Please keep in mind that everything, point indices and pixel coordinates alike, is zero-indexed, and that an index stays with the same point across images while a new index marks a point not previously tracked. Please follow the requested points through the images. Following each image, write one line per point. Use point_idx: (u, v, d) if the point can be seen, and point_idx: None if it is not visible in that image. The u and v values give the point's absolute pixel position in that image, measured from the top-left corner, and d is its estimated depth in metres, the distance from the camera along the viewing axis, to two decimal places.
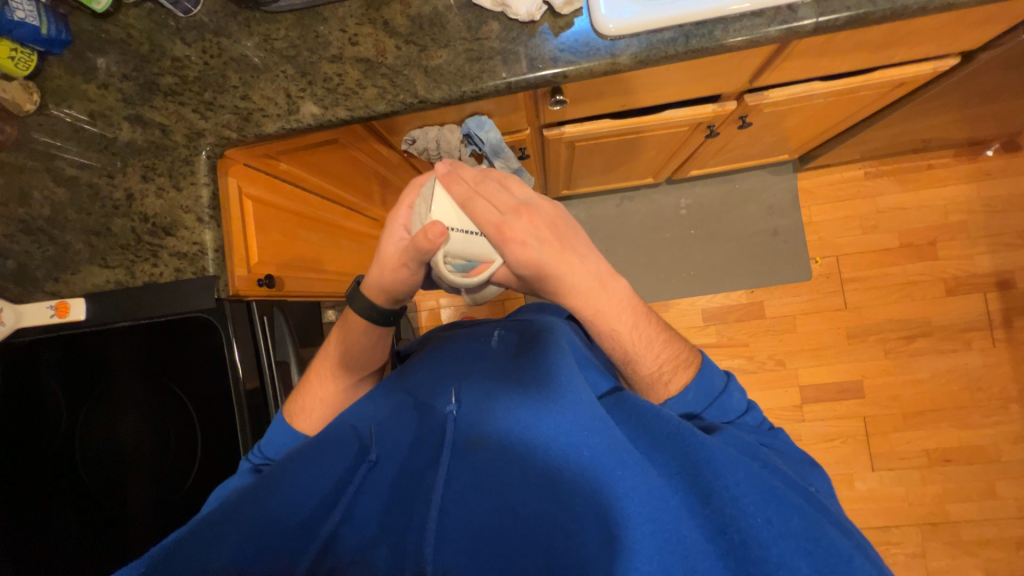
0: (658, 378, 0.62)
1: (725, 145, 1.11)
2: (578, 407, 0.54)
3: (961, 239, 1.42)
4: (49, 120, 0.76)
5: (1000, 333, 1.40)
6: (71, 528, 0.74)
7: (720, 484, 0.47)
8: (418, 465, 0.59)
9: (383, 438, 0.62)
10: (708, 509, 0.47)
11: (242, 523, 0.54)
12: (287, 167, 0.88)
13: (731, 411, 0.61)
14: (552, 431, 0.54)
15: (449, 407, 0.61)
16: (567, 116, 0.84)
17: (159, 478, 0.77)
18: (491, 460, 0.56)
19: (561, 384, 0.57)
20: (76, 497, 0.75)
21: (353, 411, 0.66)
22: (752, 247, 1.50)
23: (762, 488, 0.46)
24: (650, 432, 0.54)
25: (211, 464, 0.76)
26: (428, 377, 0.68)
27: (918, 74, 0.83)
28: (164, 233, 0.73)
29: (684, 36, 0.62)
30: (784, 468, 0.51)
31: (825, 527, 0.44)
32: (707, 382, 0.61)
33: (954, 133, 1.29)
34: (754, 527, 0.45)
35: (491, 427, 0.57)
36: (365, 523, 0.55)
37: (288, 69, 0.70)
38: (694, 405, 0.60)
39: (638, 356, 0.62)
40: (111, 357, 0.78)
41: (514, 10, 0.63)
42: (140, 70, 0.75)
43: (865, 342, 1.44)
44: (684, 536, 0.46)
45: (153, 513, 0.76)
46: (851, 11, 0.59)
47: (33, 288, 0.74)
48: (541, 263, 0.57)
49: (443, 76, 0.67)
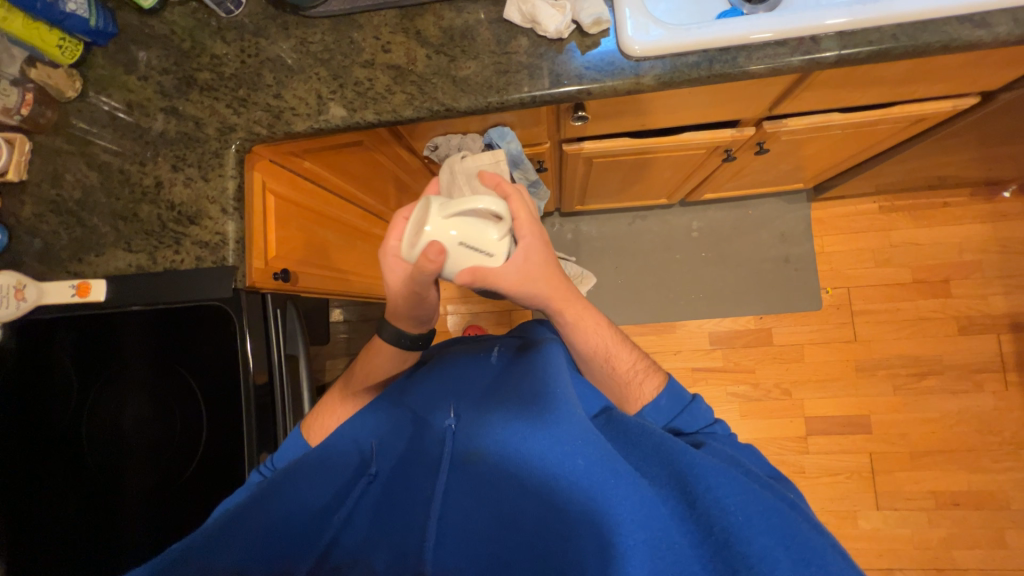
0: (635, 381, 0.65)
1: (741, 170, 1.13)
2: (573, 419, 0.53)
3: (975, 278, 1.41)
4: (88, 106, 0.79)
5: (1014, 377, 1.37)
6: (71, 509, 0.75)
7: (704, 488, 0.45)
8: (417, 473, 0.59)
9: (384, 452, 0.62)
10: (695, 513, 0.45)
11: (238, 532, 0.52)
12: (310, 165, 0.89)
13: (702, 418, 0.63)
14: (548, 443, 0.52)
15: (448, 422, 0.61)
16: (586, 133, 0.85)
17: (152, 468, 0.76)
18: (488, 474, 0.54)
19: (557, 397, 0.55)
20: (77, 480, 0.75)
21: (352, 426, 0.64)
22: (762, 273, 1.50)
23: (744, 489, 0.45)
24: (637, 446, 0.53)
25: (210, 454, 0.75)
26: (428, 390, 0.68)
27: (937, 111, 0.84)
28: (188, 222, 0.74)
29: (708, 61, 0.64)
30: (768, 478, 0.50)
31: (804, 528, 0.43)
32: (674, 393, 0.64)
33: (971, 172, 1.29)
34: (738, 526, 0.43)
35: (487, 441, 0.56)
36: (365, 526, 0.55)
37: (321, 71, 0.72)
38: (667, 411, 0.64)
39: (618, 356, 0.65)
40: (120, 344, 0.77)
41: (543, 27, 0.65)
42: (180, 65, 0.77)
43: (873, 376, 1.42)
44: (673, 543, 0.45)
45: (145, 500, 0.75)
46: (873, 45, 0.61)
47: (56, 267, 0.76)
48: (536, 263, 0.58)
49: (471, 86, 0.68)
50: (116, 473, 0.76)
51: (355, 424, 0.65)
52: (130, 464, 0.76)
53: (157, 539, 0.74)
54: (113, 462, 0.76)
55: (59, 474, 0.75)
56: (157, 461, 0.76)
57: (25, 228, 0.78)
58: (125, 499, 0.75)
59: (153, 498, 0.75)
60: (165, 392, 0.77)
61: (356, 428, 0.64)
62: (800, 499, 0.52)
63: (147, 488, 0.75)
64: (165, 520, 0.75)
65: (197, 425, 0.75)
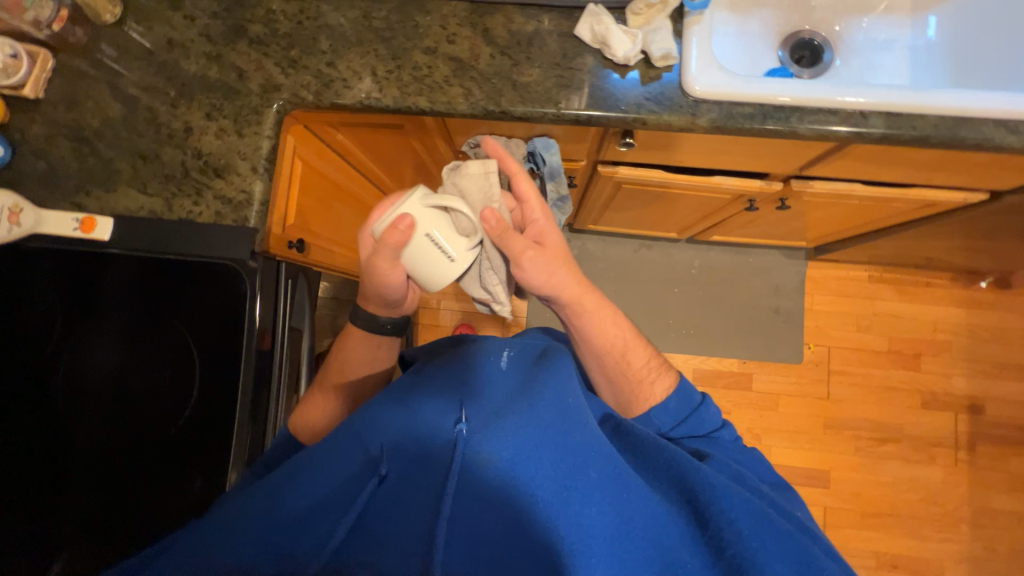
0: (646, 377, 0.71)
1: (756, 220, 1.16)
2: (586, 432, 0.56)
3: (943, 358, 1.50)
4: (124, 34, 0.75)
5: (963, 455, 1.46)
6: (23, 455, 0.69)
7: (718, 509, 0.51)
8: (423, 474, 0.57)
9: (390, 450, 0.59)
10: (706, 535, 0.51)
11: (253, 526, 0.53)
12: (343, 139, 0.87)
13: (708, 422, 0.68)
14: (565, 455, 0.54)
15: (459, 424, 0.57)
16: (625, 158, 0.86)
17: (118, 427, 0.69)
18: (501, 480, 0.53)
19: (568, 407, 0.59)
20: (36, 424, 0.70)
21: (362, 417, 0.63)
22: (752, 320, 1.55)
23: (755, 514, 0.50)
24: (649, 463, 0.58)
25: (185, 423, 0.69)
26: (435, 386, 0.64)
27: (948, 200, 0.89)
28: (214, 174, 0.71)
29: (762, 115, 0.66)
30: (771, 496, 0.55)
31: (808, 549, 0.49)
32: (684, 394, 0.69)
33: (958, 259, 1.38)
34: (749, 548, 0.48)
35: (501, 447, 0.54)
36: (376, 528, 0.54)
37: (380, 49, 0.71)
38: (675, 412, 0.68)
39: (632, 350, 0.72)
40: (108, 287, 0.72)
41: (612, 50, 0.66)
42: (232, 12, 0.74)
43: (838, 435, 1.48)
44: (685, 560, 0.50)
45: (101, 462, 0.68)
46: (915, 131, 0.64)
47: (60, 196, 0.72)
48: (556, 248, 0.70)
49: (530, 94, 0.68)
50: (77, 421, 0.70)
51: (363, 416, 0.63)
52: (92, 413, 0.70)
53: (109, 500, 0.68)
54: (76, 410, 0.70)
55: (15, 414, 0.69)
56: (124, 415, 0.70)
57: (31, 147, 0.73)
58: (82, 451, 0.69)
59: (112, 455, 0.69)
60: (146, 341, 0.71)
61: (361, 421, 0.62)
62: (802, 515, 0.57)
63: (107, 442, 0.69)
64: (121, 481, 0.68)
65: (175, 388, 0.70)
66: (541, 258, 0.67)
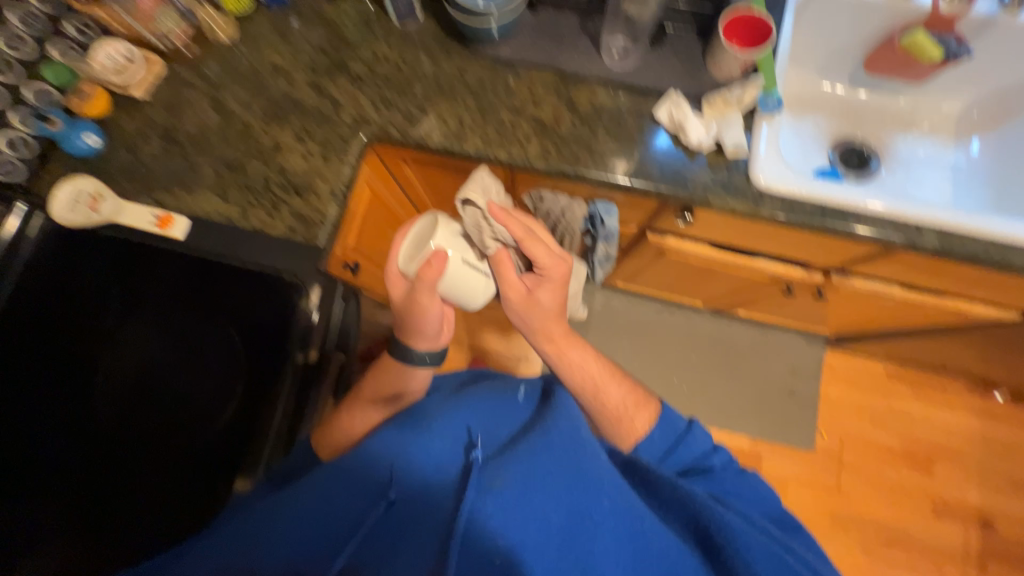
0: (622, 418, 0.71)
1: (785, 303, 1.19)
2: (597, 465, 0.57)
3: (956, 466, 1.48)
4: (230, 53, 0.81)
5: (972, 572, 1.41)
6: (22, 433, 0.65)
7: (743, 560, 0.50)
8: (431, 500, 0.55)
9: (399, 475, 0.58)
10: None
11: (269, 550, 0.52)
12: (411, 173, 0.91)
13: (698, 448, 0.69)
14: (579, 486, 0.53)
15: (473, 450, 0.58)
16: (677, 231, 0.90)
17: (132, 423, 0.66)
18: (507, 504, 0.50)
19: (580, 441, 0.59)
20: (44, 402, 0.66)
21: (384, 441, 0.63)
22: (767, 399, 1.54)
23: (776, 564, 0.50)
24: (661, 502, 0.58)
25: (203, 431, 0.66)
26: (449, 418, 0.65)
27: (981, 314, 0.92)
28: (294, 192, 0.74)
29: (821, 212, 0.70)
30: (796, 549, 0.53)
31: None
32: (669, 422, 0.71)
33: (976, 368, 1.39)
34: None
35: (510, 468, 0.53)
36: (381, 556, 0.51)
37: (469, 101, 0.76)
38: (663, 444, 0.70)
39: (605, 390, 0.72)
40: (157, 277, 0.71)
41: (687, 135, 0.71)
42: (336, 49, 0.80)
43: (845, 531, 1.44)
44: None
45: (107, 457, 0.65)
46: (965, 249, 0.68)
47: (143, 191, 0.75)
48: (537, 293, 0.72)
49: (604, 162, 0.73)
50: (90, 402, 0.67)
51: (384, 440, 0.63)
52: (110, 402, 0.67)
53: (102, 502, 0.63)
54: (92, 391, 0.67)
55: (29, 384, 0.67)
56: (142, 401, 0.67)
57: (123, 141, 0.77)
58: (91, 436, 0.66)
59: (120, 446, 0.65)
60: (177, 326, 0.70)
61: (383, 444, 0.63)
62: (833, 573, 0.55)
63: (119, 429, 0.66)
64: (123, 475, 0.64)
65: (202, 391, 0.67)
66: (520, 303, 0.73)
